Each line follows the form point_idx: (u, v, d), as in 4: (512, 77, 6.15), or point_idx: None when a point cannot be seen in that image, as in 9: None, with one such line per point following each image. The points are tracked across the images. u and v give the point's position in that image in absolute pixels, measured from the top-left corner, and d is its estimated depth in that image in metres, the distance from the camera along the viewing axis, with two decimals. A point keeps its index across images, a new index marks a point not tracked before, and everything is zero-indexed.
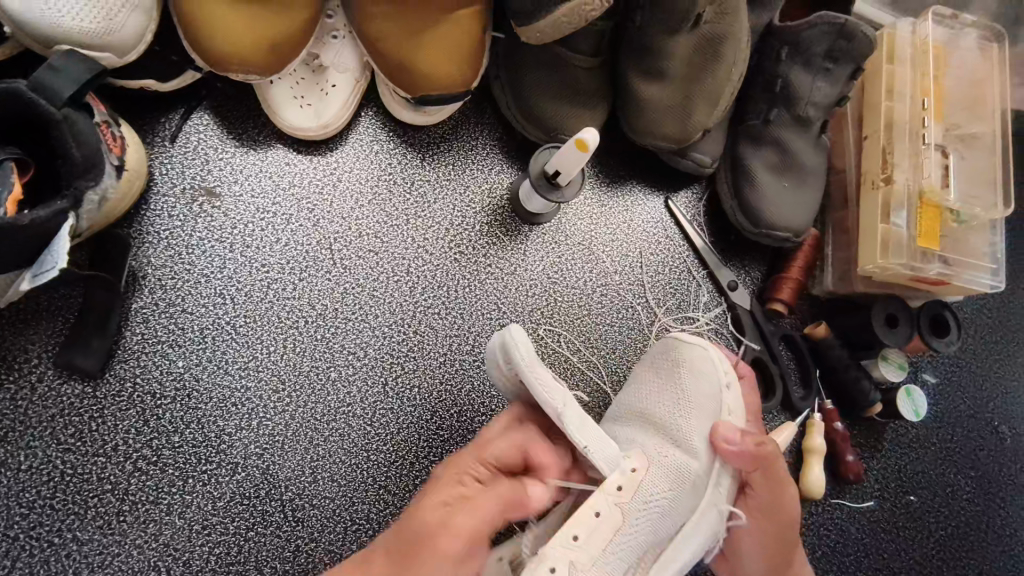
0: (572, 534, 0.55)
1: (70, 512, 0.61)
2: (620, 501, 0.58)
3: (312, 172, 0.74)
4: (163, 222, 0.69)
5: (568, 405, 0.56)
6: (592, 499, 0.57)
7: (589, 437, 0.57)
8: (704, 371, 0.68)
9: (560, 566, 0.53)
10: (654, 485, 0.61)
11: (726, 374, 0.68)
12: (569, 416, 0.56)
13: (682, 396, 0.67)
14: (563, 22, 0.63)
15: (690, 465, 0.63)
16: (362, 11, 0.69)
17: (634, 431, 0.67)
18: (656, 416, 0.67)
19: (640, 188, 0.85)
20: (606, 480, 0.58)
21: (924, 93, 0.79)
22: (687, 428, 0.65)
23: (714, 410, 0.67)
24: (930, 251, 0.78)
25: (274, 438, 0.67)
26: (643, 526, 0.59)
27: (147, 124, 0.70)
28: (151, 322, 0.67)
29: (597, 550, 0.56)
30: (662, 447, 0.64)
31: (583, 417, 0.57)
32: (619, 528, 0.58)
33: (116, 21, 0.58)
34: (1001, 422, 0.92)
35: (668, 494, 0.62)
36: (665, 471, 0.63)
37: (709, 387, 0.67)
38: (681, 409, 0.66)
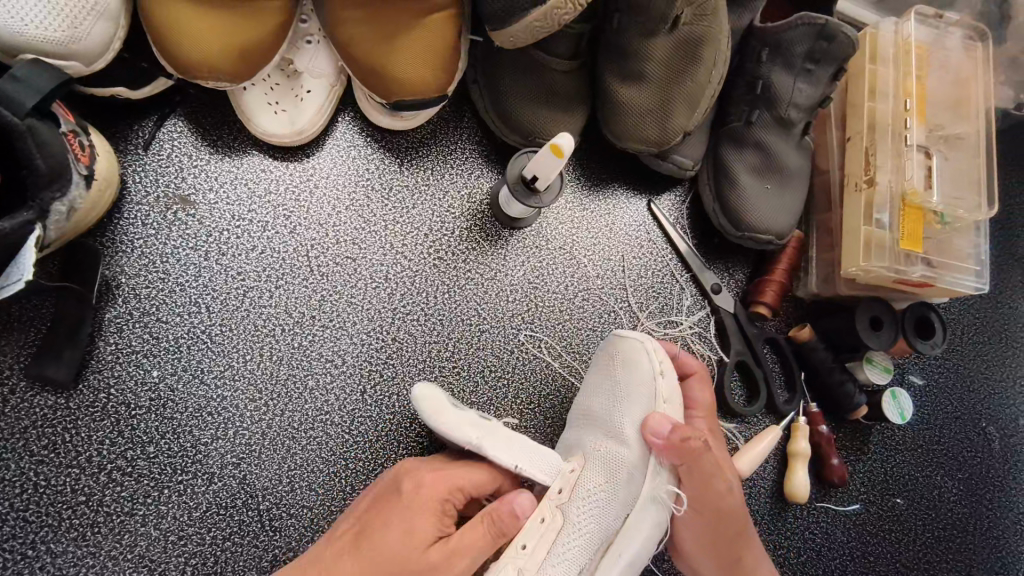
0: (521, 544, 0.58)
1: (44, 524, 0.60)
2: (561, 503, 0.62)
3: (287, 178, 0.74)
4: (136, 231, 0.68)
5: (484, 436, 0.59)
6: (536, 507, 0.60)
7: (519, 456, 0.59)
8: (635, 360, 0.67)
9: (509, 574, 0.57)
10: (594, 481, 0.63)
11: (660, 362, 0.67)
12: (489, 445, 0.58)
13: (617, 390, 0.67)
14: (536, 26, 0.63)
15: (623, 456, 0.63)
16: (335, 15, 0.68)
17: (578, 432, 0.68)
18: (595, 412, 0.67)
19: (622, 191, 0.85)
20: (549, 487, 0.62)
21: (907, 93, 0.79)
22: (618, 420, 0.65)
23: (646, 400, 0.65)
24: (913, 254, 0.77)
25: (250, 448, 0.66)
26: (588, 528, 0.61)
27: (120, 132, 0.70)
28: (125, 331, 0.66)
29: (541, 552, 0.59)
30: (596, 443, 0.65)
31: (506, 439, 0.60)
32: (560, 530, 0.60)
33: (81, 29, 0.58)
34: (988, 423, 0.92)
35: (605, 487, 0.62)
36: (600, 465, 0.63)
37: (641, 377, 0.66)
38: (615, 402, 0.66)
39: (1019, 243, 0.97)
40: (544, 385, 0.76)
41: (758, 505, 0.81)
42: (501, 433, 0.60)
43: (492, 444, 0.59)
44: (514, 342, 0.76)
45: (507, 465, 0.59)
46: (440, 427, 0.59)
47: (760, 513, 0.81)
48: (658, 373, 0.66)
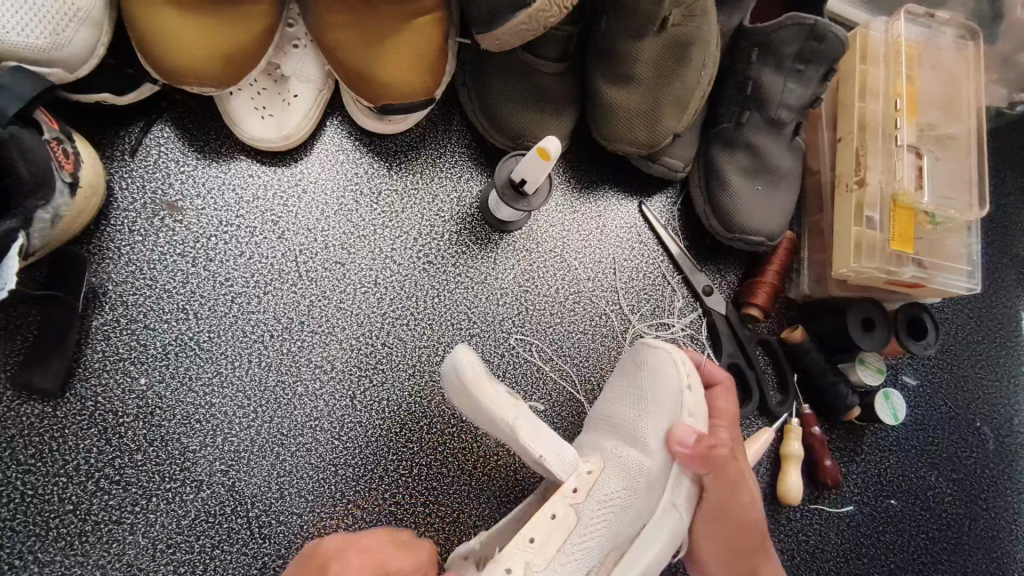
0: (529, 537, 0.57)
1: (31, 533, 0.60)
2: (576, 503, 0.60)
3: (275, 183, 0.73)
4: (123, 238, 0.68)
5: (521, 419, 0.59)
6: (549, 503, 0.59)
7: (546, 447, 0.59)
8: (664, 369, 0.65)
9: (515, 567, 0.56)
10: (614, 484, 0.61)
11: (688, 375, 0.65)
12: (523, 429, 0.58)
13: (644, 396, 0.64)
14: (522, 29, 0.63)
15: (646, 466, 0.62)
16: (321, 19, 0.68)
17: (596, 433, 0.66)
18: (619, 417, 0.65)
19: (614, 193, 0.84)
20: (564, 484, 0.60)
21: (897, 93, 0.78)
22: (644, 428, 0.63)
23: (671, 411, 0.64)
24: (905, 255, 0.77)
25: (239, 455, 0.66)
26: (602, 530, 0.60)
27: (107, 138, 0.69)
28: (112, 339, 0.66)
29: (551, 552, 0.58)
30: (619, 449, 0.63)
31: (539, 428, 0.60)
32: (573, 530, 0.59)
33: (63, 35, 0.57)
34: (983, 423, 0.91)
35: (625, 492, 0.61)
36: (621, 470, 0.62)
37: (668, 387, 0.64)
38: (640, 410, 0.64)
39: (1012, 242, 0.97)
40: (535, 388, 0.76)
41: None
42: (537, 422, 0.60)
43: (526, 429, 0.58)
44: (505, 346, 0.76)
45: (532, 453, 0.59)
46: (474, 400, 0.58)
47: None
48: (686, 386, 0.65)
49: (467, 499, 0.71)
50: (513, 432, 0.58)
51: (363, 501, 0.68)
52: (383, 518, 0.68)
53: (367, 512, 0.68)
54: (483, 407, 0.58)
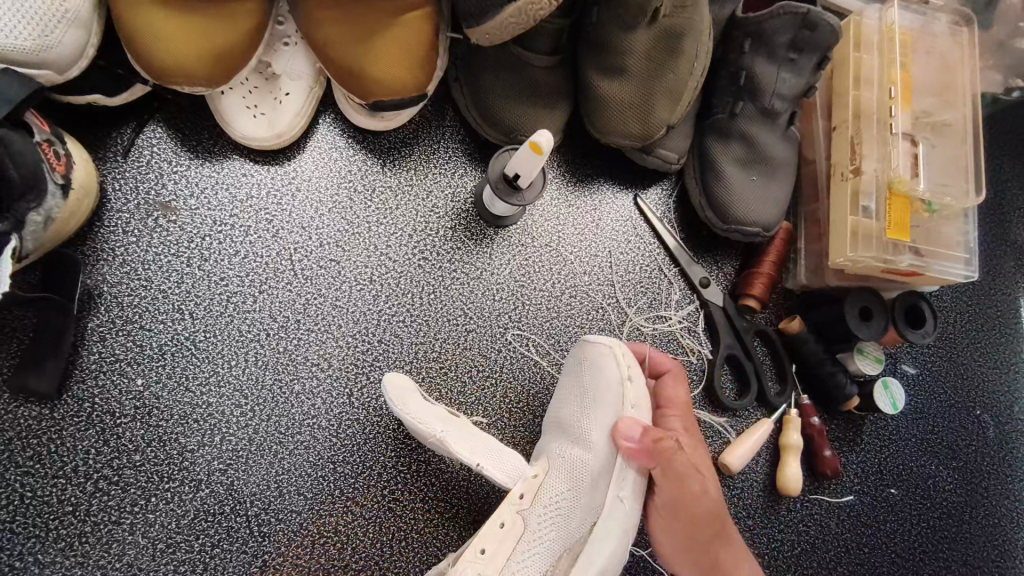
0: (479, 547, 0.59)
1: (32, 535, 0.60)
2: (522, 508, 0.62)
3: (269, 182, 0.73)
4: (117, 239, 0.68)
5: (447, 431, 0.62)
6: (496, 510, 0.61)
7: (481, 455, 0.62)
8: (602, 364, 0.66)
9: None
10: (558, 486, 0.63)
11: (627, 366, 0.66)
12: (452, 438, 0.62)
13: (586, 394, 0.66)
14: (511, 22, 0.63)
15: (588, 462, 0.63)
16: (311, 16, 0.68)
17: (547, 438, 0.68)
18: (564, 419, 0.67)
19: (609, 186, 0.84)
20: (511, 490, 0.63)
21: (891, 81, 0.78)
22: (586, 425, 0.64)
23: (615, 406, 0.65)
24: (901, 243, 0.77)
25: (237, 454, 0.66)
26: (551, 533, 0.61)
27: (99, 139, 0.69)
28: (108, 340, 0.66)
29: (502, 560, 0.60)
30: (563, 451, 0.65)
31: (471, 437, 0.63)
32: (521, 535, 0.61)
33: (51, 37, 0.57)
34: (983, 411, 0.91)
35: (569, 493, 0.62)
36: (564, 471, 0.63)
37: (608, 382, 0.66)
38: (582, 408, 0.66)
39: (1010, 228, 0.97)
40: (533, 383, 0.76)
41: (751, 499, 0.81)
42: (464, 430, 0.64)
43: (454, 437, 0.62)
44: (501, 341, 0.76)
45: (468, 462, 0.62)
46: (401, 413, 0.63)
47: (753, 507, 0.80)
48: (627, 377, 0.66)
49: (466, 495, 0.71)
50: (442, 444, 0.62)
51: (362, 498, 0.68)
52: (381, 515, 0.68)
53: (366, 509, 0.68)
54: (413, 423, 0.62)
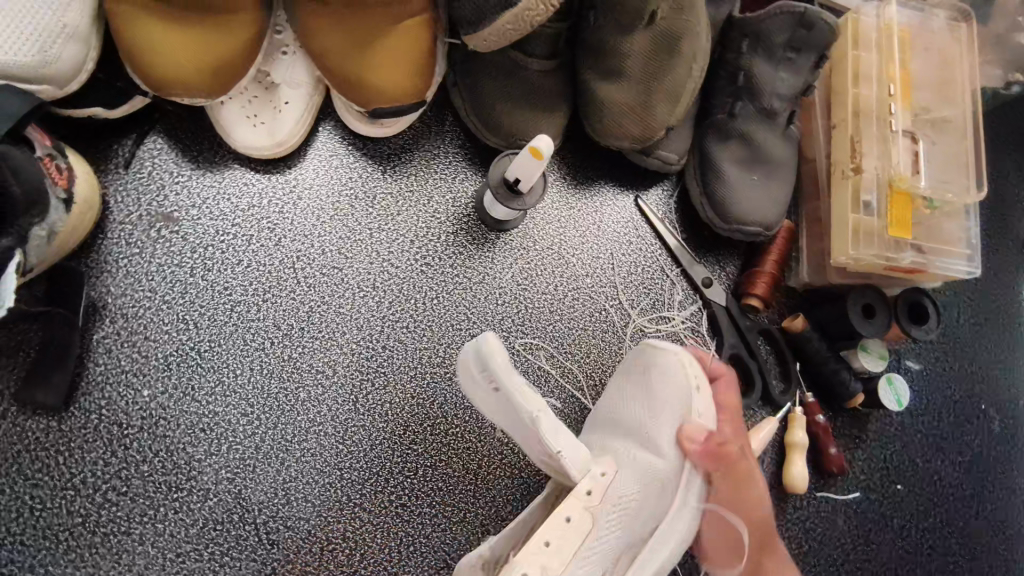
0: (545, 539, 0.54)
1: (42, 547, 0.60)
2: (591, 505, 0.57)
3: (270, 190, 0.73)
4: (121, 251, 0.68)
5: (544, 409, 0.55)
6: (564, 504, 0.56)
7: (563, 444, 0.56)
8: (671, 368, 0.64)
9: (531, 570, 0.52)
10: (627, 485, 0.59)
11: (696, 374, 0.64)
12: (545, 420, 0.55)
13: (652, 397, 0.63)
14: (509, 29, 0.63)
15: (657, 465, 0.60)
16: (308, 24, 0.68)
17: (604, 436, 0.64)
18: (629, 420, 0.63)
19: (610, 187, 0.84)
20: (577, 484, 0.57)
21: (890, 78, 0.78)
22: (654, 426, 0.62)
23: (680, 409, 0.63)
24: (902, 240, 0.77)
25: (244, 462, 0.66)
26: (615, 533, 0.57)
27: (100, 151, 0.69)
28: (114, 352, 0.66)
29: (568, 554, 0.55)
30: (630, 451, 0.61)
31: (558, 425, 0.56)
32: (588, 534, 0.56)
33: (52, 52, 0.57)
34: (988, 405, 0.91)
35: (637, 496, 0.59)
36: (632, 471, 0.60)
37: (677, 387, 0.63)
38: (650, 410, 0.62)
39: (1011, 223, 0.97)
40: (538, 386, 0.76)
41: None
42: (555, 418, 0.57)
43: (546, 420, 0.55)
44: (505, 345, 0.76)
45: (549, 448, 0.56)
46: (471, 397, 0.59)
47: None
48: (696, 386, 0.64)
49: (473, 499, 0.71)
50: (535, 426, 0.54)
51: (369, 505, 0.68)
52: (388, 521, 0.68)
53: (374, 515, 0.68)
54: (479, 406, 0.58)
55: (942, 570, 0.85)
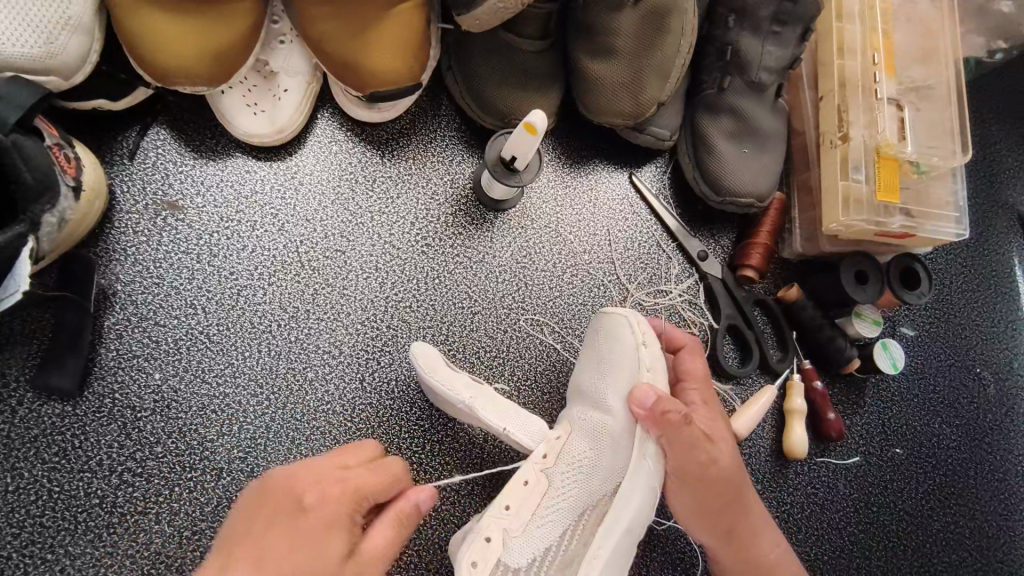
0: (504, 505, 0.63)
1: (62, 528, 0.62)
2: (546, 467, 0.66)
3: (272, 177, 0.75)
4: (128, 239, 0.70)
5: (477, 397, 0.66)
6: (518, 471, 0.65)
7: (506, 420, 0.66)
8: (618, 331, 0.68)
9: (495, 535, 0.62)
10: (580, 446, 0.66)
11: (643, 333, 0.67)
12: (481, 404, 0.66)
13: (603, 362, 0.68)
14: (500, 8, 0.65)
15: (609, 424, 0.65)
16: (304, 12, 0.69)
17: (571, 404, 0.70)
18: (584, 385, 0.69)
19: (604, 165, 0.86)
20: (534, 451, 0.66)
21: (873, 48, 0.80)
22: (603, 390, 0.67)
23: (632, 371, 0.66)
24: (891, 205, 0.79)
25: (255, 441, 0.68)
26: (573, 490, 0.65)
27: (105, 143, 0.71)
28: (125, 337, 0.68)
29: (527, 516, 0.64)
30: (584, 414, 0.67)
31: (497, 404, 0.67)
32: (545, 492, 0.65)
33: (56, 43, 0.59)
34: (982, 368, 0.93)
35: (590, 454, 0.65)
36: (585, 433, 0.66)
37: (623, 349, 0.67)
38: (600, 373, 0.67)
39: (999, 190, 0.98)
40: (540, 361, 0.78)
41: (758, 464, 0.82)
42: (492, 397, 0.67)
43: (482, 405, 0.66)
44: (507, 321, 0.78)
45: (496, 427, 0.66)
46: (431, 380, 0.66)
47: (761, 471, 0.82)
48: (641, 344, 0.67)
49: (480, 471, 0.73)
50: (471, 411, 0.65)
51: None
52: None
53: None
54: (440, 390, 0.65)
55: (943, 530, 0.86)
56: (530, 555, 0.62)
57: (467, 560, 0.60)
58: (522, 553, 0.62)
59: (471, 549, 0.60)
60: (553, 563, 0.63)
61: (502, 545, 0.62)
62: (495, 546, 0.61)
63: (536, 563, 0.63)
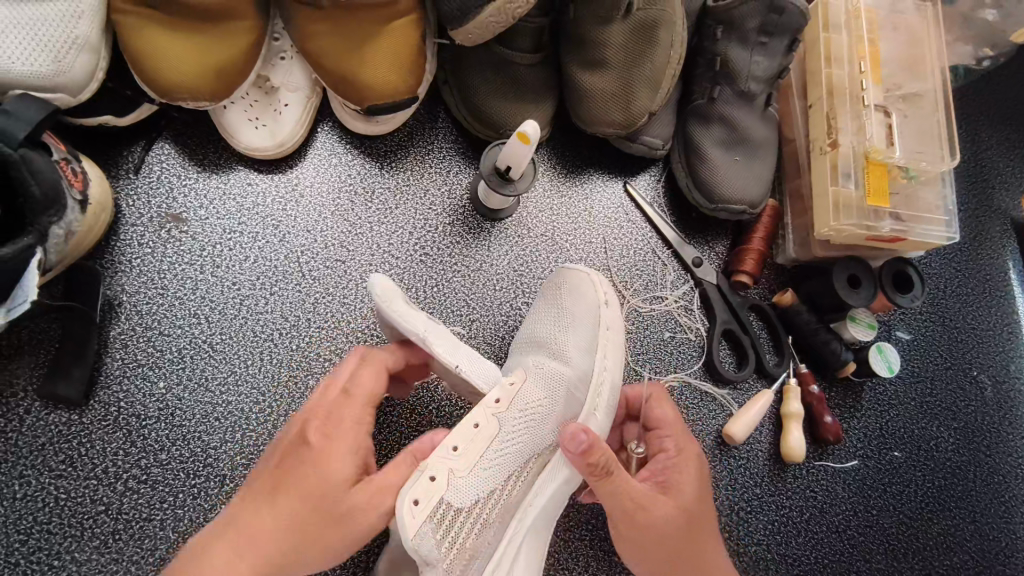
0: (451, 444, 0.57)
1: (68, 535, 0.63)
2: (498, 412, 0.60)
3: (274, 190, 0.77)
4: (134, 251, 0.72)
5: (430, 331, 0.60)
6: (469, 413, 0.59)
7: (461, 359, 0.60)
8: (582, 287, 0.72)
9: (440, 474, 0.55)
10: (536, 395, 0.63)
11: (604, 293, 0.72)
12: (435, 340, 0.59)
13: (562, 315, 0.70)
14: (491, 21, 0.67)
15: (567, 374, 0.66)
16: (304, 29, 0.72)
17: (521, 353, 0.70)
18: (540, 336, 0.69)
19: (598, 175, 0.88)
20: (485, 395, 0.61)
21: (861, 56, 0.82)
22: (564, 344, 0.68)
23: (591, 329, 0.69)
24: (881, 209, 0.80)
25: (258, 448, 0.69)
26: (525, 435, 0.61)
27: (111, 159, 0.73)
28: (130, 347, 0.69)
29: (474, 457, 0.58)
30: (542, 362, 0.66)
31: (450, 342, 0.61)
32: (496, 436, 0.59)
33: (65, 62, 0.62)
34: (979, 372, 0.93)
35: (545, 402, 0.63)
36: (542, 380, 0.65)
37: (587, 303, 0.71)
38: (560, 327, 0.69)
39: (991, 193, 1.00)
40: None
41: (756, 468, 0.83)
42: (446, 335, 0.61)
43: (436, 338, 0.59)
44: (505, 327, 0.79)
45: (449, 363, 0.59)
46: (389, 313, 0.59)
47: (759, 476, 0.83)
48: (603, 302, 0.71)
49: None
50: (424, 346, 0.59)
51: None
52: None
53: None
54: (394, 317, 0.59)
55: (944, 533, 0.86)
56: (473, 496, 0.57)
57: (411, 497, 0.53)
58: (466, 493, 0.56)
59: (416, 486, 0.53)
60: (491, 505, 0.59)
61: (447, 484, 0.55)
62: (440, 484, 0.55)
63: (478, 504, 0.57)
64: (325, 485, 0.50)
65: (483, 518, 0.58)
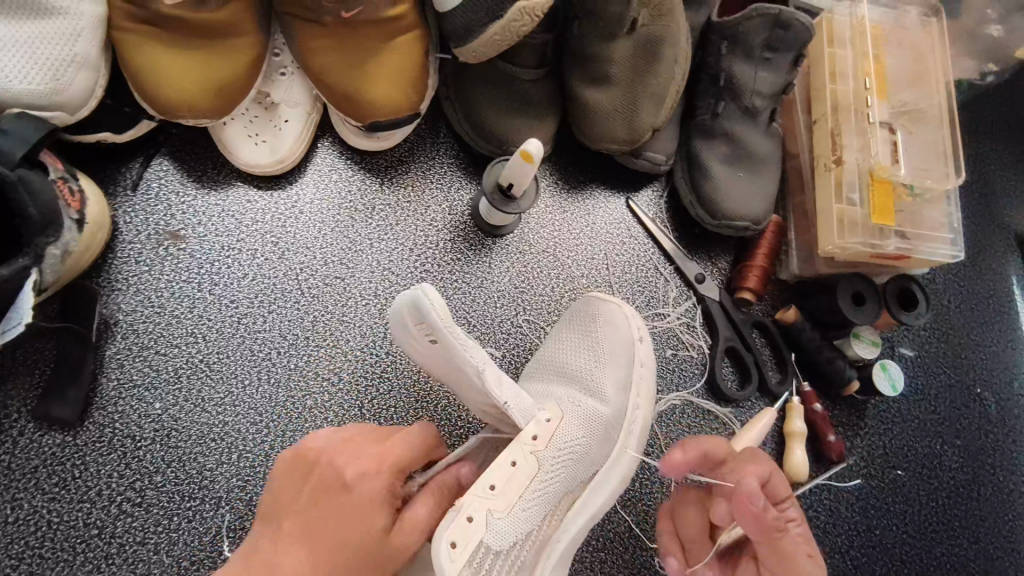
0: (490, 483, 0.55)
1: (60, 559, 0.62)
2: (535, 450, 0.59)
3: (273, 207, 0.76)
4: (130, 269, 0.71)
5: (486, 361, 0.55)
6: (508, 449, 0.57)
7: (508, 395, 0.56)
8: (616, 321, 0.70)
9: (477, 515, 0.53)
10: (571, 433, 0.63)
11: (638, 328, 0.71)
12: (490, 373, 0.55)
13: (597, 347, 0.69)
14: (497, 40, 0.66)
15: (601, 412, 0.65)
16: (305, 44, 0.71)
17: (550, 383, 0.69)
18: (572, 368, 0.69)
19: (600, 191, 0.87)
20: (523, 431, 0.58)
21: (866, 73, 0.81)
22: (600, 379, 0.67)
23: (627, 360, 0.68)
24: (886, 227, 0.79)
25: (254, 471, 0.68)
26: (559, 473, 0.61)
27: (108, 175, 0.73)
28: (126, 366, 0.68)
29: (512, 497, 0.56)
30: (574, 397, 0.66)
31: (499, 371, 0.57)
32: (533, 475, 0.58)
33: (64, 79, 0.61)
34: (983, 389, 0.93)
35: (581, 439, 0.63)
36: (576, 417, 0.64)
37: (621, 337, 0.69)
38: (596, 362, 0.68)
39: (994, 208, 0.99)
40: None
41: None
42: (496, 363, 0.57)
43: (492, 372, 0.55)
44: (507, 346, 0.78)
45: (499, 399, 0.56)
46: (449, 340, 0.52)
47: None
48: (638, 338, 0.70)
49: None
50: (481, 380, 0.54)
51: None
52: None
53: None
54: (461, 349, 0.53)
55: (947, 553, 0.86)
56: (508, 538, 0.56)
57: (448, 539, 0.50)
58: (503, 534, 0.55)
59: (452, 527, 0.51)
60: (528, 545, 0.59)
61: (485, 525, 0.54)
62: (477, 526, 0.53)
63: (513, 545, 0.57)
64: (351, 533, 0.48)
65: (517, 558, 0.58)
